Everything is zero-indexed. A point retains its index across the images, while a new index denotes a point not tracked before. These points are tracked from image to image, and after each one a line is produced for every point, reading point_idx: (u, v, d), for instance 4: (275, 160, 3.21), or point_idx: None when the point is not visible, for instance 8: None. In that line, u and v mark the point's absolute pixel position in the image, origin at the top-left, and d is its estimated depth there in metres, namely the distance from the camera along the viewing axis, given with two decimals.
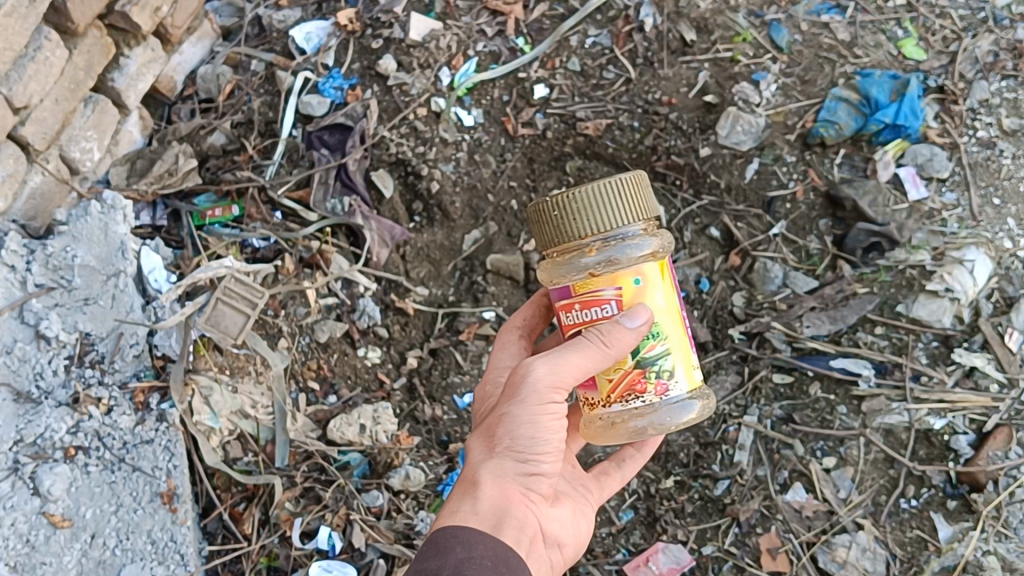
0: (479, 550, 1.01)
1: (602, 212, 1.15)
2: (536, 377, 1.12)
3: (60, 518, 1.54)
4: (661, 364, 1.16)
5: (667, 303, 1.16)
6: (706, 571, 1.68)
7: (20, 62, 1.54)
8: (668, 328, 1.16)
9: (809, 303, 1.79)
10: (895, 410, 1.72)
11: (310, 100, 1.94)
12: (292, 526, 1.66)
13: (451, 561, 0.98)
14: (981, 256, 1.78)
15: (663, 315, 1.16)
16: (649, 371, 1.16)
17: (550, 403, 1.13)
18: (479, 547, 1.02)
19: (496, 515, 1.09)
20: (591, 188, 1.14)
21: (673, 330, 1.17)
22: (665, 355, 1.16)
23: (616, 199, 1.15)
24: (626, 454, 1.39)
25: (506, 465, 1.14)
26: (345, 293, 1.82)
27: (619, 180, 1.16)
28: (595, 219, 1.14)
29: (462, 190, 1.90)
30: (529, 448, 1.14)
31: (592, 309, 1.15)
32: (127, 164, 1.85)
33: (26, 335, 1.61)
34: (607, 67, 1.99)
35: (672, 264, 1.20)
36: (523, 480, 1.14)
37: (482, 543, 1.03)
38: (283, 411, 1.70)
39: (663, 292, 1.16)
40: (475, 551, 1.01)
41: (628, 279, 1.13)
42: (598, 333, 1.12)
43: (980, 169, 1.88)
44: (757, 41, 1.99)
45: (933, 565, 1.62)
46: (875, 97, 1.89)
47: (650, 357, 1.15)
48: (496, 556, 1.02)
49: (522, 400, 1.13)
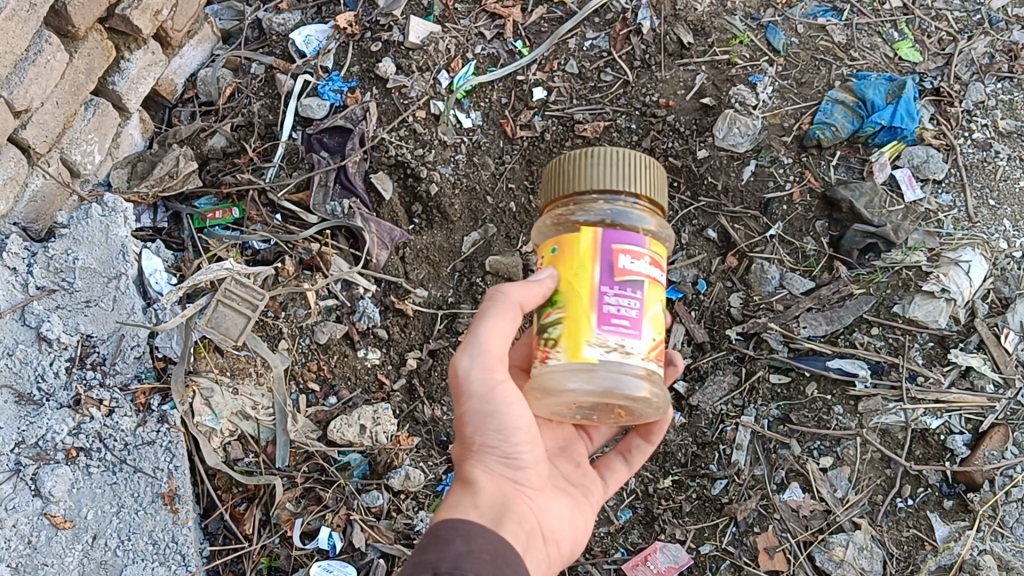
0: (479, 543, 1.04)
1: (554, 184, 1.24)
2: (468, 362, 1.16)
3: (61, 519, 1.56)
4: (551, 331, 1.14)
5: (579, 271, 1.13)
6: (703, 569, 1.69)
7: (21, 66, 1.54)
8: (570, 297, 1.13)
9: (805, 304, 1.80)
10: (891, 410, 1.73)
11: (309, 103, 1.96)
12: (292, 527, 1.68)
13: (451, 553, 1.00)
14: (976, 258, 1.80)
15: (570, 283, 1.13)
16: (543, 336, 1.15)
17: (497, 386, 1.16)
18: (478, 539, 1.05)
19: (493, 510, 1.15)
20: (569, 158, 1.23)
21: (576, 299, 1.12)
22: (557, 323, 1.13)
23: (577, 169, 1.21)
24: (632, 444, 1.41)
25: (489, 461, 1.20)
26: (345, 295, 1.83)
27: (599, 152, 1.21)
28: (549, 190, 1.25)
29: (461, 192, 1.91)
30: (503, 439, 1.18)
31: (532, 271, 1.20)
32: (128, 167, 1.87)
33: (27, 337, 1.63)
34: (605, 70, 2.01)
35: (614, 236, 1.13)
36: (509, 475, 1.20)
37: (476, 534, 1.06)
38: (284, 411, 1.71)
39: (578, 260, 1.13)
40: (474, 545, 1.03)
41: (548, 247, 1.17)
42: (501, 298, 1.15)
43: (975, 170, 1.91)
44: (754, 44, 2.01)
45: (929, 564, 1.64)
46: (870, 100, 1.90)
47: (546, 323, 1.15)
48: (490, 547, 1.05)
49: (468, 393, 1.16)
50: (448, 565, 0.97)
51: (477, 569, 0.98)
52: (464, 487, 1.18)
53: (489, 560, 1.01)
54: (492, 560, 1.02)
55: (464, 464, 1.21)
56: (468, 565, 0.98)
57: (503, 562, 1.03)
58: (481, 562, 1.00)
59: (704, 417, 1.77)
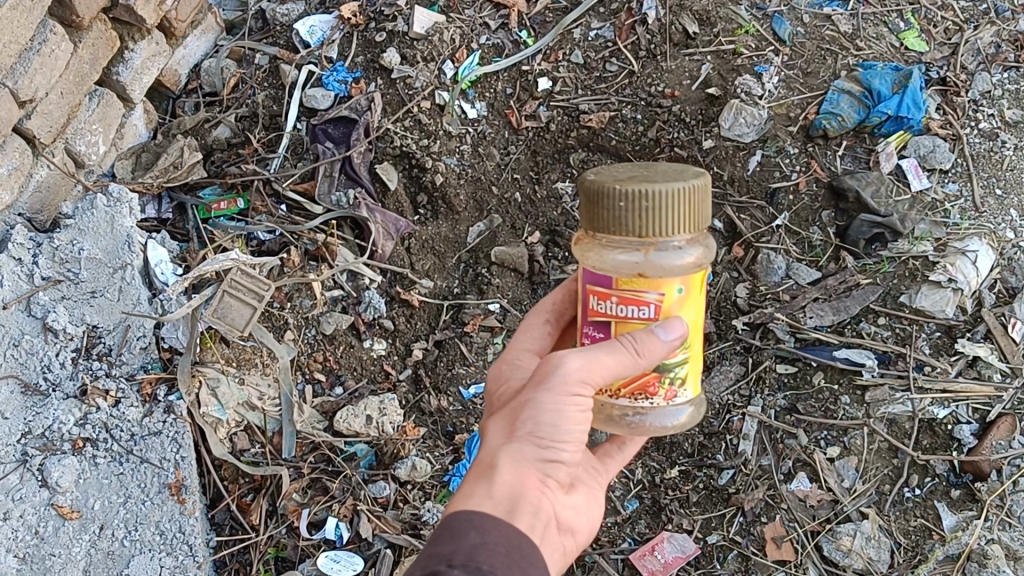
0: (494, 534, 0.95)
1: (670, 217, 1.06)
2: (565, 368, 1.06)
3: (68, 510, 1.56)
4: (677, 372, 1.12)
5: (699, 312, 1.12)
6: (710, 560, 1.69)
7: (26, 56, 1.54)
8: (693, 340, 1.12)
9: (812, 295, 1.80)
10: (898, 400, 1.72)
11: (313, 94, 1.96)
12: (299, 517, 1.68)
13: (465, 545, 0.92)
14: (983, 247, 1.79)
15: (693, 325, 1.11)
16: (664, 376, 1.11)
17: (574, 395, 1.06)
18: (494, 531, 0.96)
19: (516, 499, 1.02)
20: (654, 192, 1.05)
21: (698, 341, 1.13)
22: (683, 364, 1.12)
23: (695, 206, 1.08)
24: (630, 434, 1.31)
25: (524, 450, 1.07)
26: (350, 285, 1.83)
27: (683, 188, 1.06)
28: (662, 223, 1.06)
29: (466, 183, 1.91)
30: (552, 434, 1.06)
31: (632, 307, 1.08)
32: (132, 158, 1.87)
33: (33, 328, 1.63)
34: (610, 60, 2.00)
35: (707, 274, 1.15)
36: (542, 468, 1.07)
37: (495, 530, 0.96)
38: (290, 403, 1.71)
39: (697, 304, 1.10)
40: (489, 537, 0.95)
41: (673, 287, 1.07)
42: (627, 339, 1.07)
43: (981, 161, 1.90)
44: (759, 34, 1.99)
45: (936, 553, 1.63)
46: (876, 89, 1.89)
47: (670, 365, 1.11)
48: (504, 540, 0.95)
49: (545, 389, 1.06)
50: (464, 558, 0.89)
51: (493, 562, 0.90)
52: (494, 471, 1.04)
53: (505, 558, 0.92)
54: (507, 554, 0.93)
55: (494, 449, 1.07)
56: (484, 558, 0.90)
57: (521, 559, 0.94)
58: (495, 555, 0.92)
59: (710, 407, 1.77)
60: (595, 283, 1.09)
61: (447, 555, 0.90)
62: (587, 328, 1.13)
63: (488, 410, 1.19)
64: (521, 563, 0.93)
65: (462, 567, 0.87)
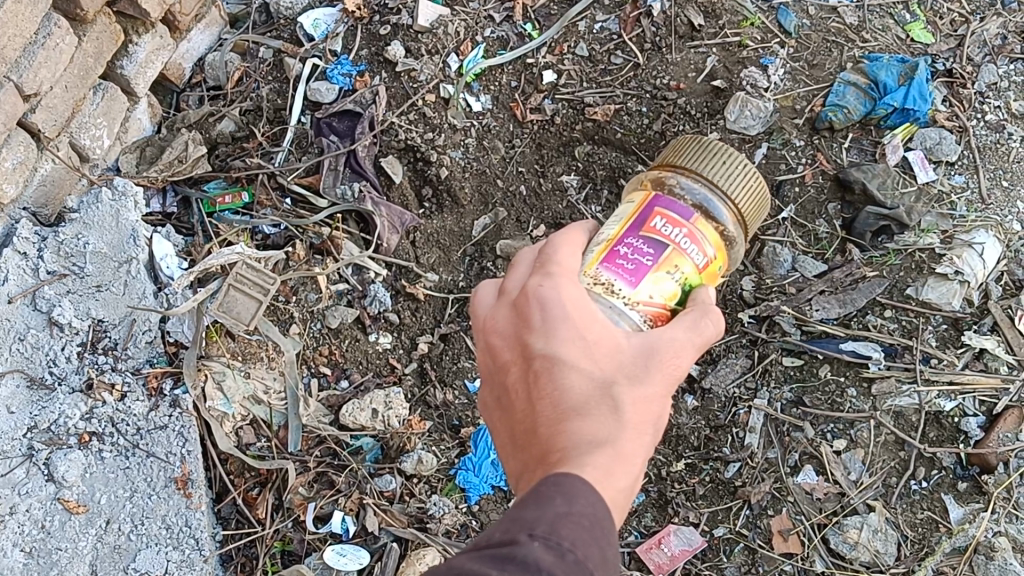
0: (582, 504, 0.86)
1: (753, 204, 1.19)
2: (677, 370, 1.02)
3: (75, 504, 1.56)
4: None
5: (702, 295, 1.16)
6: (717, 553, 1.68)
7: (30, 49, 1.53)
8: None
9: (818, 287, 1.79)
10: (905, 393, 1.72)
11: (318, 87, 1.95)
12: (305, 511, 1.68)
13: (549, 513, 0.84)
14: (991, 239, 1.79)
15: None
16: None
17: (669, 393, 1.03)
18: (584, 498, 0.87)
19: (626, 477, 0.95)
20: (748, 172, 1.18)
21: None
22: None
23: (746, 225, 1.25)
24: None
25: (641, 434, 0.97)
26: (355, 279, 1.82)
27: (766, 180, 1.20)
28: (747, 202, 1.18)
29: (471, 176, 1.90)
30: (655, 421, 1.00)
31: (693, 245, 1.09)
32: (137, 152, 1.87)
33: (39, 322, 1.63)
34: (616, 52, 2.00)
35: None
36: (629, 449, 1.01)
37: (596, 513, 0.86)
38: (296, 396, 1.70)
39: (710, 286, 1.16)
40: (576, 505, 0.86)
41: (720, 259, 1.12)
42: (706, 315, 1.07)
43: (989, 153, 1.89)
44: (764, 26, 1.99)
45: (944, 546, 1.63)
46: (882, 81, 1.89)
47: None
48: (605, 530, 0.86)
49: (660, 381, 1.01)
50: (546, 528, 0.82)
51: (575, 540, 0.82)
52: (618, 459, 0.93)
53: (590, 533, 0.84)
54: (591, 527, 0.84)
55: (613, 428, 0.95)
56: (567, 533, 0.82)
57: (608, 544, 0.85)
58: (583, 533, 0.83)
59: (716, 400, 1.76)
60: (669, 209, 1.10)
61: (528, 523, 0.83)
62: (633, 239, 1.08)
63: (568, 345, 1.00)
64: (611, 547, 0.86)
65: (544, 540, 0.81)
